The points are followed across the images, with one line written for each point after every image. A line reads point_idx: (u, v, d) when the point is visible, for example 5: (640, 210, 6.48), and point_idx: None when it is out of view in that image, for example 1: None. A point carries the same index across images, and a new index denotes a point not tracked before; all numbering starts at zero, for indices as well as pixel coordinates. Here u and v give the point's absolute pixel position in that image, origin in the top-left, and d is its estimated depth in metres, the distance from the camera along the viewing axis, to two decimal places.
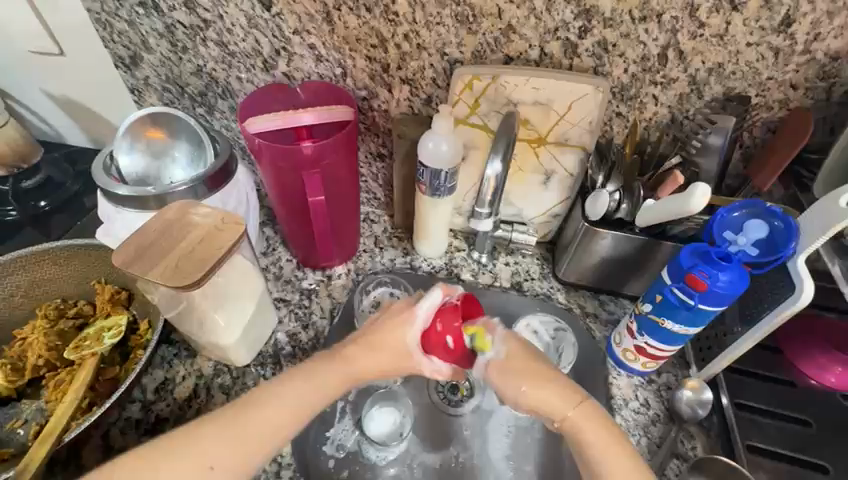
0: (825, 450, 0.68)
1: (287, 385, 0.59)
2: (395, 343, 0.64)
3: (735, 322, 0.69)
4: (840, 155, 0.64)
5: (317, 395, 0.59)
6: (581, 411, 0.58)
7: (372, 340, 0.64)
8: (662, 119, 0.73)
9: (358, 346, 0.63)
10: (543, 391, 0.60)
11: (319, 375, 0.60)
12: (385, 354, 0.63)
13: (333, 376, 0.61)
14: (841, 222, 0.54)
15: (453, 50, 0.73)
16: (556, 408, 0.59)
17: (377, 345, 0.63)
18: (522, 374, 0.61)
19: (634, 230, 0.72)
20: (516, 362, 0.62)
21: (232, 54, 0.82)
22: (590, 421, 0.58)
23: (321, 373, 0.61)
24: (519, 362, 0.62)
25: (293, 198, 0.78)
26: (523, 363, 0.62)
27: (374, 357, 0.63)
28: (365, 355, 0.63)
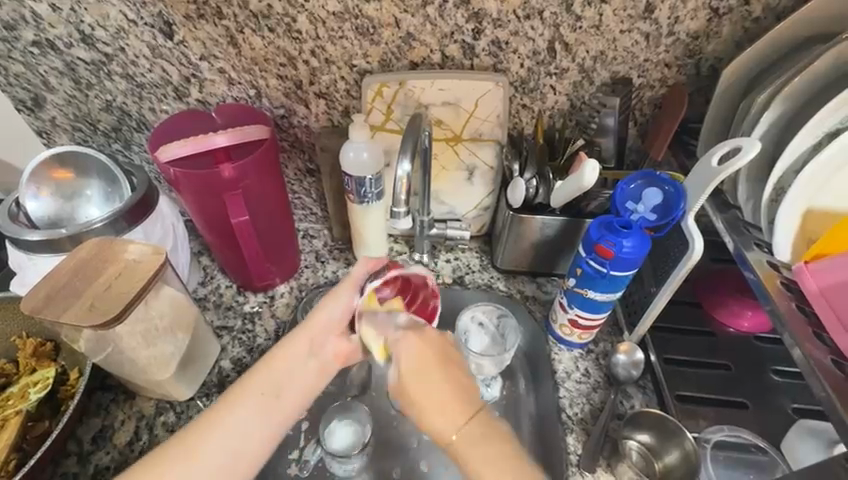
0: (746, 388, 0.74)
1: (266, 370, 0.60)
2: (321, 319, 0.64)
3: (651, 282, 0.74)
4: (714, 123, 0.72)
5: (277, 381, 0.60)
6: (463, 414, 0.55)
7: (307, 342, 0.63)
8: (563, 106, 0.78)
9: (296, 342, 0.62)
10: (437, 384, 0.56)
11: (267, 370, 0.60)
12: (326, 333, 0.64)
13: (292, 357, 0.62)
14: (715, 179, 0.60)
15: (359, 61, 0.76)
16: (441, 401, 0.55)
17: (313, 332, 0.63)
18: (426, 364, 0.57)
19: (554, 213, 0.76)
20: (433, 352, 0.58)
21: (141, 86, 0.81)
22: (464, 424, 0.54)
23: (283, 362, 0.61)
24: (430, 351, 0.58)
25: (218, 223, 0.77)
26: (426, 351, 0.58)
27: (318, 337, 0.64)
28: (297, 354, 0.62)
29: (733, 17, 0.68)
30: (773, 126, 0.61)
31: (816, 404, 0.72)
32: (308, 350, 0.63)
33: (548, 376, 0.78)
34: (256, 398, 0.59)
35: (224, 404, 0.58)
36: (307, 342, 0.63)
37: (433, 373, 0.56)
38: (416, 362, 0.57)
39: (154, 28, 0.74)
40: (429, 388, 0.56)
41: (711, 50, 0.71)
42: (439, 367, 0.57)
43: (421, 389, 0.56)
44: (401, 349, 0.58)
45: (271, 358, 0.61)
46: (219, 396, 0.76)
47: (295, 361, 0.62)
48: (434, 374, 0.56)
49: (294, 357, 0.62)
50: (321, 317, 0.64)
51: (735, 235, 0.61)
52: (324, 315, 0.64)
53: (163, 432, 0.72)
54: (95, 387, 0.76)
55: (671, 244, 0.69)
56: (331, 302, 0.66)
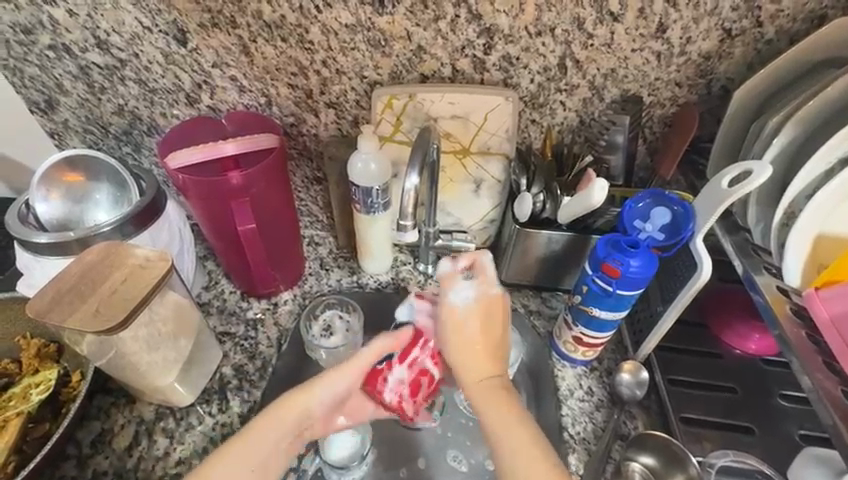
0: (752, 412, 0.73)
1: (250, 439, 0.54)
2: (309, 406, 0.56)
3: (658, 301, 0.74)
4: (724, 144, 0.71)
5: (258, 461, 0.53)
6: (490, 383, 0.55)
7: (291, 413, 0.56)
8: (572, 122, 0.78)
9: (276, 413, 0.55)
10: (476, 357, 0.57)
11: (252, 446, 0.53)
12: (316, 410, 0.57)
13: (275, 437, 0.54)
14: (725, 202, 0.60)
15: (370, 72, 0.76)
16: (473, 373, 0.56)
17: (300, 412, 0.56)
18: (467, 342, 0.58)
19: (560, 228, 0.76)
20: (474, 324, 0.59)
21: (153, 91, 0.81)
22: (489, 387, 0.55)
23: (267, 437, 0.54)
24: (469, 327, 0.58)
25: (225, 230, 0.78)
26: (473, 326, 0.58)
27: (303, 419, 0.56)
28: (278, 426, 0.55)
29: (745, 39, 0.67)
30: (785, 149, 0.60)
31: (822, 430, 0.71)
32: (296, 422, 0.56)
33: (551, 393, 0.78)
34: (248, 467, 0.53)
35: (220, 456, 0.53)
36: (296, 419, 0.56)
37: (471, 348, 0.57)
38: (456, 340, 0.58)
39: (168, 35, 0.75)
40: (469, 361, 0.57)
41: (722, 71, 0.71)
42: (483, 341, 0.58)
43: (466, 349, 0.57)
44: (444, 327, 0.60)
45: (250, 432, 0.54)
46: (219, 403, 0.76)
47: (275, 443, 0.54)
48: (475, 346, 0.57)
49: (277, 437, 0.54)
50: (307, 401, 0.56)
51: (744, 257, 0.61)
52: (326, 386, 0.57)
53: (162, 438, 0.72)
54: (96, 390, 0.76)
55: (679, 264, 0.69)
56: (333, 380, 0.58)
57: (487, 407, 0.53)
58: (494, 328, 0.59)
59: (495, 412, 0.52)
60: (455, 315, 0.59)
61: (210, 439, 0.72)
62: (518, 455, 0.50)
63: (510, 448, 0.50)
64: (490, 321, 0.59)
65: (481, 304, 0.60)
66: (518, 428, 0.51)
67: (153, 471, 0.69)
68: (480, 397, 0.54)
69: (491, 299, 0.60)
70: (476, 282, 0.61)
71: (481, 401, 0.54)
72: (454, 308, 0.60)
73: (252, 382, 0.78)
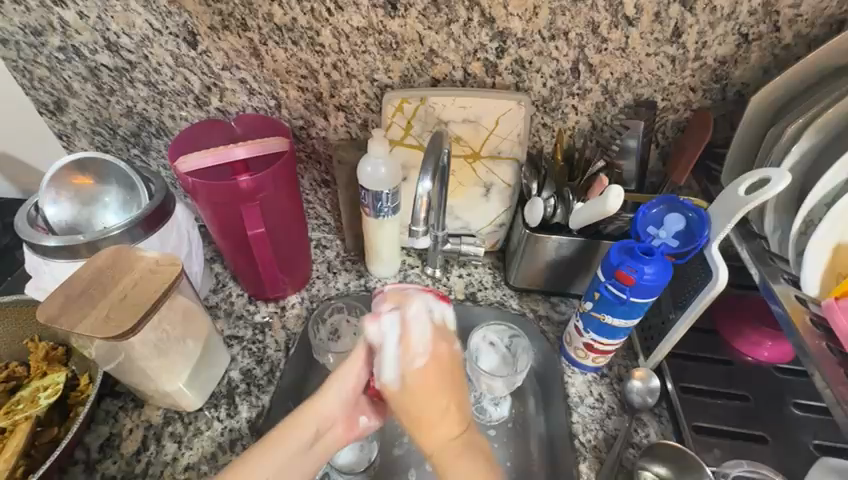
0: (766, 420, 0.72)
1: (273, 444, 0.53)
2: (320, 416, 0.57)
3: (670, 308, 0.73)
4: (739, 150, 0.70)
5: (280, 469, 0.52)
6: (458, 445, 0.56)
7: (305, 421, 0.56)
8: (584, 126, 0.77)
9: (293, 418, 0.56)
10: (443, 422, 0.56)
11: (269, 457, 0.52)
12: (324, 423, 0.57)
13: (294, 445, 0.54)
14: (742, 209, 0.59)
15: (381, 76, 0.75)
16: (433, 432, 0.56)
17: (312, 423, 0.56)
18: (422, 402, 0.57)
19: (571, 233, 0.75)
20: (431, 390, 0.58)
21: (162, 93, 0.81)
22: (449, 443, 0.56)
23: (284, 448, 0.53)
24: (430, 394, 0.58)
25: (234, 234, 0.77)
26: (429, 381, 0.58)
27: (320, 425, 0.57)
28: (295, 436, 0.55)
29: (762, 43, 0.67)
30: (803, 156, 0.60)
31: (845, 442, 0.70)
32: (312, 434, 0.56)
33: (561, 400, 0.76)
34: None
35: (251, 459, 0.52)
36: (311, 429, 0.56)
37: (433, 419, 0.57)
38: (411, 404, 0.57)
39: (178, 38, 0.75)
40: (428, 420, 0.56)
41: (738, 75, 0.70)
42: (442, 400, 0.58)
43: (424, 409, 0.57)
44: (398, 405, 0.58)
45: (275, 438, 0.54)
46: (227, 407, 0.75)
47: (294, 451, 0.54)
48: (433, 408, 0.57)
49: (296, 446, 0.54)
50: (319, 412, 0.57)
51: (762, 266, 0.61)
52: (334, 390, 0.59)
53: (171, 443, 0.72)
54: (104, 394, 0.76)
55: (693, 271, 0.68)
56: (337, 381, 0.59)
57: (462, 472, 0.54)
58: (450, 388, 0.59)
59: (456, 467, 0.54)
60: (405, 389, 0.58)
61: (219, 445, 0.72)
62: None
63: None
64: (446, 374, 0.59)
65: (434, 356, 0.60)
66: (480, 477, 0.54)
67: (161, 476, 0.69)
68: (452, 464, 0.54)
69: (441, 353, 0.61)
70: (428, 327, 0.62)
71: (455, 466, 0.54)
72: (406, 373, 0.59)
73: (260, 386, 0.78)
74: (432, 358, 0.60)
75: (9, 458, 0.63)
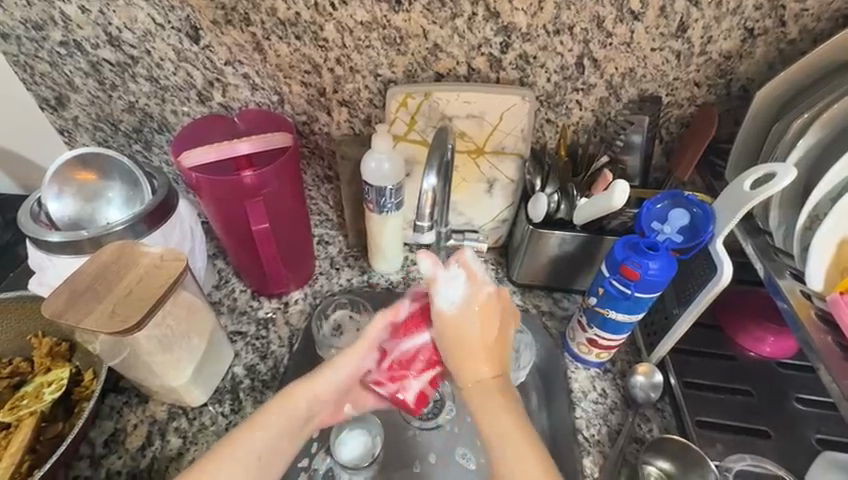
0: (769, 415, 0.72)
1: (266, 423, 0.55)
2: (314, 397, 0.58)
3: (674, 304, 0.73)
4: (744, 145, 0.70)
5: (269, 444, 0.54)
6: (491, 384, 0.57)
7: (303, 396, 0.58)
8: (587, 122, 0.77)
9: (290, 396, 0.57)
10: (476, 363, 0.58)
11: (259, 433, 0.54)
12: (317, 401, 0.59)
13: (284, 423, 0.56)
14: (747, 204, 0.59)
15: (385, 71, 0.75)
16: (474, 376, 0.58)
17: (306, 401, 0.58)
18: (469, 343, 0.59)
19: (574, 229, 0.75)
20: (472, 331, 0.59)
21: (165, 88, 0.81)
22: (491, 391, 0.57)
23: (268, 428, 0.55)
24: (466, 331, 0.59)
25: (238, 230, 0.78)
26: (466, 331, 0.59)
27: (313, 405, 0.58)
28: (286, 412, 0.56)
29: (767, 38, 0.67)
30: (809, 151, 0.60)
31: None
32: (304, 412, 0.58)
33: (564, 395, 0.77)
34: (255, 456, 0.53)
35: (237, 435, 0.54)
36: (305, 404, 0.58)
37: (473, 353, 0.58)
38: (456, 344, 0.59)
39: (181, 32, 0.74)
40: (469, 365, 0.58)
41: (743, 71, 0.70)
42: (484, 348, 0.59)
43: (467, 354, 0.58)
44: (442, 334, 0.60)
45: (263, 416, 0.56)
46: (232, 402, 0.76)
47: (281, 432, 0.55)
48: (476, 354, 0.58)
49: (284, 426, 0.56)
50: (313, 391, 0.58)
51: (767, 261, 0.61)
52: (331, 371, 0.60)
53: (175, 438, 0.72)
54: (108, 390, 0.76)
55: (698, 267, 0.68)
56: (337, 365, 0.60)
57: (485, 411, 0.55)
58: (490, 328, 0.59)
59: (492, 417, 0.54)
60: (450, 320, 0.59)
61: (223, 439, 0.72)
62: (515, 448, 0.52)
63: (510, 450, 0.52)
64: (488, 322, 0.60)
65: (476, 296, 0.60)
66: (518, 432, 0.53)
67: (166, 471, 0.69)
68: (479, 397, 0.56)
69: (488, 303, 0.61)
70: (465, 278, 0.61)
71: (480, 400, 0.56)
72: (446, 316, 0.60)
73: (264, 382, 0.78)
74: (481, 307, 0.60)
75: (14, 453, 0.63)
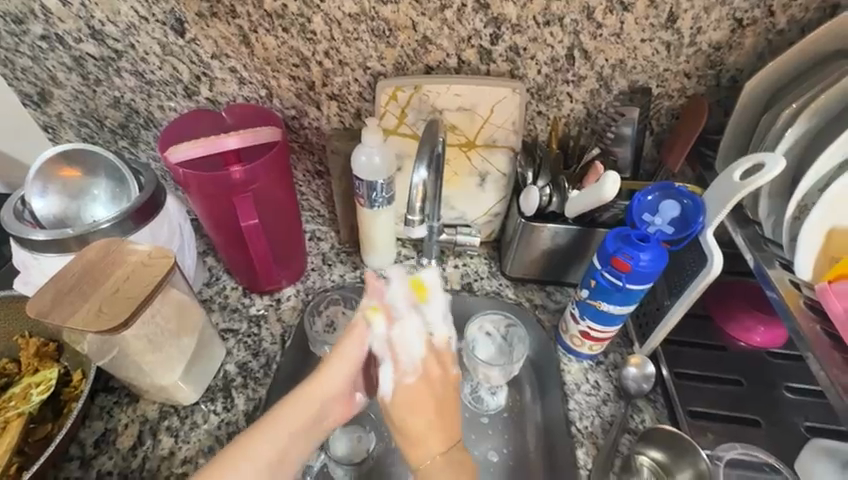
0: (759, 403, 0.73)
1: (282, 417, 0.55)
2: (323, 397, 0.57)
3: (664, 295, 0.74)
4: (733, 136, 0.70)
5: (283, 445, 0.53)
6: (443, 456, 0.58)
7: (307, 394, 0.56)
8: (579, 114, 0.77)
9: (299, 397, 0.56)
10: (430, 437, 0.58)
11: (273, 432, 0.53)
12: (328, 402, 0.57)
13: (297, 422, 0.55)
14: (736, 194, 0.60)
15: (374, 63, 0.74)
16: (430, 444, 0.58)
17: (319, 400, 0.56)
18: (426, 408, 0.59)
19: (567, 222, 0.75)
20: (433, 385, 0.60)
21: (150, 83, 0.79)
22: (447, 462, 0.58)
23: (287, 422, 0.54)
24: (405, 413, 0.59)
25: (228, 226, 0.76)
26: (435, 384, 0.61)
27: (322, 401, 0.56)
28: (293, 417, 0.55)
29: (756, 28, 0.67)
30: (797, 140, 0.60)
31: (838, 424, 0.71)
32: (309, 413, 0.55)
33: (557, 387, 0.77)
34: (272, 456, 0.52)
35: (250, 436, 0.53)
36: (311, 404, 0.56)
37: (431, 420, 0.59)
38: (413, 411, 0.59)
39: (166, 25, 0.73)
40: (425, 428, 0.59)
41: (732, 61, 0.70)
42: (439, 407, 0.60)
43: (426, 419, 0.59)
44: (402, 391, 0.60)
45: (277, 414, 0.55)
46: (224, 400, 0.75)
47: (290, 437, 0.54)
48: (431, 418, 0.59)
49: (290, 429, 0.54)
50: (325, 388, 0.57)
51: (755, 251, 0.61)
52: (333, 367, 0.58)
53: (167, 437, 0.71)
54: (98, 389, 0.75)
55: (688, 258, 0.68)
56: (337, 359, 0.59)
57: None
58: (424, 404, 0.59)
59: None
60: (411, 385, 0.60)
61: (216, 438, 0.71)
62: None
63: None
64: (443, 370, 0.62)
65: (431, 349, 0.62)
66: None
67: (158, 470, 0.68)
68: (439, 472, 0.58)
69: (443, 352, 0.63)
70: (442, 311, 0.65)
71: (442, 475, 0.57)
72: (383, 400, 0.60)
73: (256, 379, 0.77)
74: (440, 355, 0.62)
75: (2, 455, 0.62)
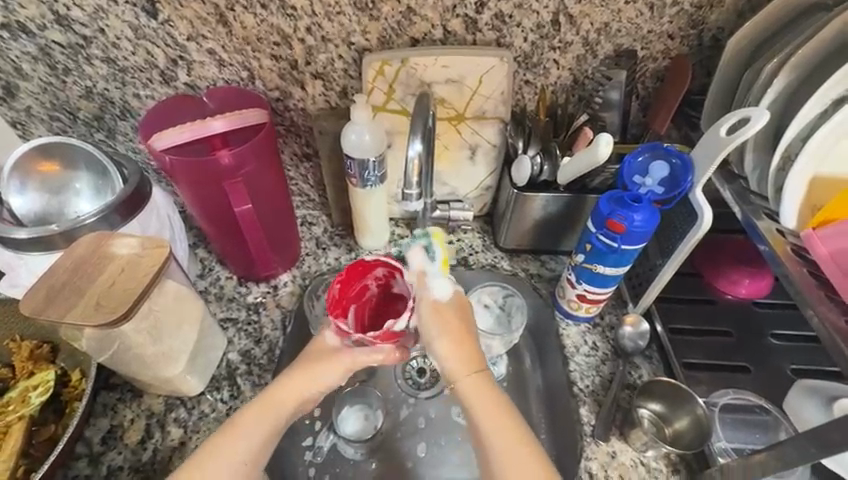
0: (749, 351, 0.77)
1: (245, 424, 0.56)
2: (302, 392, 0.59)
3: (656, 255, 0.76)
4: (716, 95, 0.72)
5: (248, 450, 0.55)
6: (478, 381, 0.56)
7: (266, 403, 0.57)
8: (566, 81, 0.77)
9: (254, 407, 0.57)
10: (463, 351, 0.58)
11: (234, 441, 0.55)
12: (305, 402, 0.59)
13: (262, 427, 0.56)
14: (724, 150, 0.61)
15: (358, 38, 0.73)
16: (462, 367, 0.57)
17: (297, 399, 0.58)
18: (449, 335, 0.58)
19: (558, 190, 0.76)
20: (451, 318, 0.59)
21: (123, 70, 0.76)
22: (479, 389, 0.56)
23: (248, 433, 0.55)
24: (449, 319, 0.59)
25: (218, 214, 0.75)
26: (448, 321, 0.59)
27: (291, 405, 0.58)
28: (252, 423, 0.56)
29: None
30: (781, 95, 0.61)
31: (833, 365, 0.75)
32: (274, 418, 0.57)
33: (557, 351, 0.80)
34: (241, 456, 0.54)
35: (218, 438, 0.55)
36: (279, 407, 0.57)
37: (458, 347, 0.58)
38: (441, 338, 0.58)
39: (136, 7, 0.70)
40: (455, 355, 0.57)
41: (714, 20, 0.71)
42: (460, 336, 0.58)
43: (451, 352, 0.57)
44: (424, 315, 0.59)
45: (243, 421, 0.56)
46: (230, 388, 0.75)
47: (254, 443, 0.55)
48: (458, 343, 0.58)
49: (251, 437, 0.55)
50: (303, 388, 0.59)
51: (743, 204, 0.63)
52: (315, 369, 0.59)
53: (176, 429, 0.71)
54: (99, 388, 0.74)
55: (679, 217, 0.70)
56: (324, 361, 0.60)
57: (478, 408, 0.55)
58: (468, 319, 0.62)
59: (486, 413, 0.54)
60: (439, 315, 0.59)
61: None
62: (505, 449, 0.53)
63: (501, 450, 0.53)
64: (462, 311, 0.61)
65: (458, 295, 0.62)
66: (511, 431, 0.54)
67: (170, 462, 0.68)
68: (468, 396, 0.56)
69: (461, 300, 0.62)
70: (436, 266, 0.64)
71: (470, 399, 0.56)
72: (432, 301, 0.60)
73: (260, 366, 0.77)
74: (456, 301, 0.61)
75: (8, 459, 0.61)
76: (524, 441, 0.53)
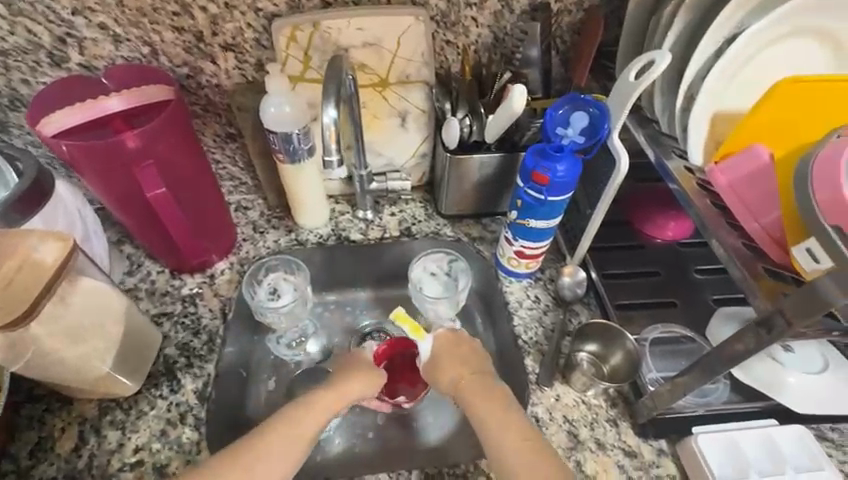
0: (676, 288, 0.82)
1: (292, 418, 0.59)
2: (328, 408, 0.61)
3: (586, 205, 0.78)
4: (627, 41, 0.73)
5: (306, 437, 0.58)
6: (477, 384, 0.63)
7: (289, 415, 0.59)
8: (486, 39, 0.77)
9: (297, 406, 0.60)
10: (458, 368, 0.65)
11: (291, 432, 0.58)
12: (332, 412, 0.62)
13: (301, 431, 0.58)
14: (634, 94, 0.63)
15: (266, 4, 0.69)
16: (457, 381, 0.64)
17: (325, 411, 0.61)
18: (449, 360, 0.66)
19: (490, 150, 0.76)
20: (450, 350, 0.67)
21: (3, 53, 0.69)
22: (476, 394, 0.62)
23: (284, 434, 0.57)
24: (450, 352, 0.67)
25: (134, 203, 0.70)
26: (452, 351, 0.67)
27: (312, 412, 0.60)
28: (300, 418, 0.59)
29: None
30: (681, 36, 0.64)
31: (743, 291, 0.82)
32: (304, 422, 0.59)
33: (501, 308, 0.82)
34: (290, 446, 0.57)
35: (261, 431, 0.57)
36: (308, 415, 0.60)
37: (456, 366, 0.65)
38: (440, 362, 0.66)
39: None
40: (452, 370, 0.65)
41: None
42: (460, 362, 0.66)
43: (448, 371, 0.65)
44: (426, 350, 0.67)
45: (291, 415, 0.59)
46: (169, 383, 0.72)
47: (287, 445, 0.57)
48: (457, 366, 0.65)
49: (299, 430, 0.58)
50: (330, 402, 0.62)
51: (655, 146, 0.66)
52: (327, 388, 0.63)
53: (113, 432, 0.67)
54: (22, 400, 0.69)
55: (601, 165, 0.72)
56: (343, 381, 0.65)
57: (479, 405, 0.61)
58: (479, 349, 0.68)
59: (486, 408, 0.60)
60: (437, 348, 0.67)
61: (167, 420, 0.69)
62: (501, 436, 0.57)
63: (498, 438, 0.57)
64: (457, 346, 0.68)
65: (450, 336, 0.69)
66: (508, 421, 0.58)
67: (109, 465, 0.65)
68: (468, 402, 0.62)
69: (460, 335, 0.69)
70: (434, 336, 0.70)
71: (470, 404, 0.61)
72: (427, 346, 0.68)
73: (201, 357, 0.74)
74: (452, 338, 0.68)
75: None
76: (518, 428, 0.58)
